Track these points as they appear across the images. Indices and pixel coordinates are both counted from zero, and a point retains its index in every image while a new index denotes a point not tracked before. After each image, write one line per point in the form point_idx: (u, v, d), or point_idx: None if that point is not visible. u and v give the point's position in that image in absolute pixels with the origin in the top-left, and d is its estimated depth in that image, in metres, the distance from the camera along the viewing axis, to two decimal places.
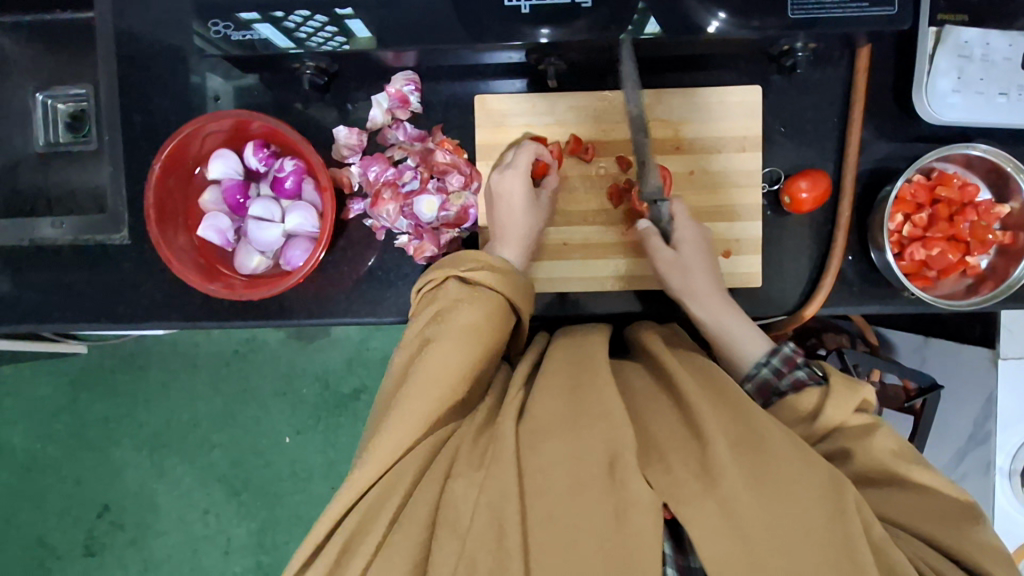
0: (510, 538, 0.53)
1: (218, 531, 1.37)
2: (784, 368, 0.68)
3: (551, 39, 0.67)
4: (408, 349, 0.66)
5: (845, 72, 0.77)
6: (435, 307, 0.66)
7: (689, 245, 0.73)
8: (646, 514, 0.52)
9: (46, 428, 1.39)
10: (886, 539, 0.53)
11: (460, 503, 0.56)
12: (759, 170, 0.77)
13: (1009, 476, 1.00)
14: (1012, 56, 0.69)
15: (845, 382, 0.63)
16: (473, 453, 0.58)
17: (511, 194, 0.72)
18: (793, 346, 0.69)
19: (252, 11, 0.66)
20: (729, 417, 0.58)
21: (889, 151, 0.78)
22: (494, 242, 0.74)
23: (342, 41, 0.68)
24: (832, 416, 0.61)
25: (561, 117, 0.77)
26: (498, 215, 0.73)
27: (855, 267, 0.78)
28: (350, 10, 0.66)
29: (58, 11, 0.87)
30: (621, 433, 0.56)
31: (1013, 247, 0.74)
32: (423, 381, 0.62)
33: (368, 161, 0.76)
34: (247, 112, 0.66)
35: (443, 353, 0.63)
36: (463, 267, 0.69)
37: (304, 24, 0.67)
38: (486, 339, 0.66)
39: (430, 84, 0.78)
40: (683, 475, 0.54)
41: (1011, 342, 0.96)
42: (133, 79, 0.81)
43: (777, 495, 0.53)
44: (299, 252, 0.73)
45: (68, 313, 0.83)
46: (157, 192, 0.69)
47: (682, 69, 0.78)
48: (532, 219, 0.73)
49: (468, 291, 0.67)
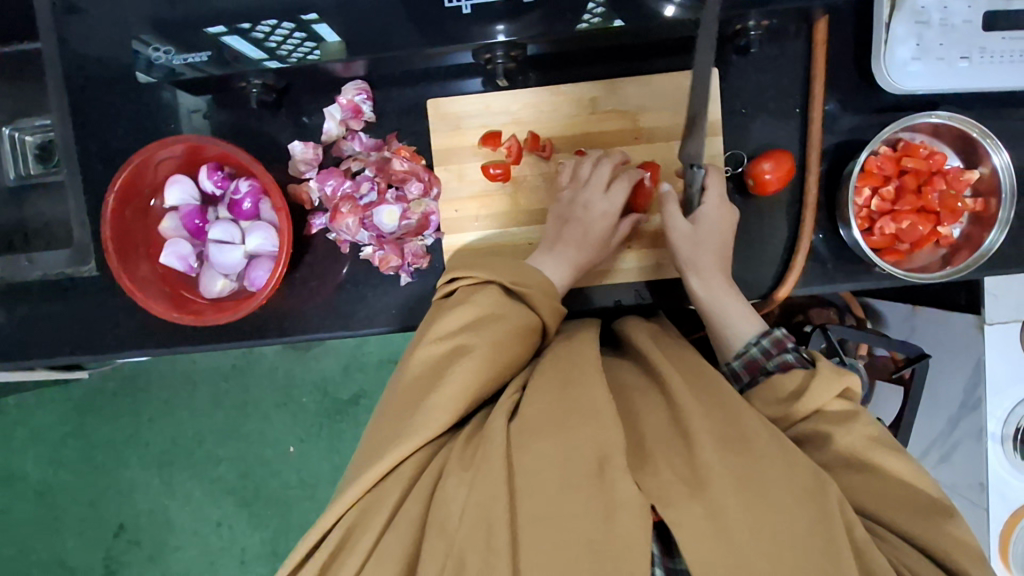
0: (498, 538, 0.51)
1: (232, 542, 1.39)
2: (773, 349, 0.67)
3: (508, 35, 0.66)
4: (437, 352, 0.62)
5: (804, 45, 0.75)
6: (474, 311, 0.64)
7: (707, 220, 0.71)
8: (634, 515, 0.50)
9: (56, 453, 1.41)
10: (866, 537, 0.52)
11: (449, 502, 0.54)
12: (721, 154, 0.75)
13: (1001, 441, 0.95)
14: (972, 18, 0.67)
15: (833, 369, 0.61)
16: (464, 453, 0.57)
17: (592, 220, 0.73)
18: (785, 330, 0.68)
19: (217, 24, 0.65)
20: (717, 419, 0.57)
21: (854, 125, 0.76)
22: (546, 253, 0.73)
23: (312, 46, 0.67)
24: (813, 400, 0.60)
25: (517, 114, 0.76)
26: (569, 232, 0.73)
27: (827, 244, 0.77)
28: (314, 14, 0.64)
29: (14, 43, 0.86)
30: (611, 434, 0.54)
31: (986, 213, 0.73)
32: (453, 391, 0.59)
33: (324, 175, 0.76)
34: (195, 137, 0.66)
35: (474, 366, 0.60)
36: (511, 277, 0.67)
37: (272, 33, 0.66)
38: (498, 357, 0.62)
39: (383, 91, 0.77)
40: (670, 477, 0.53)
41: (998, 307, 0.91)
42: (93, 108, 0.80)
43: (763, 497, 0.52)
44: (262, 272, 0.73)
45: (52, 345, 0.84)
46: (114, 225, 0.70)
47: (642, 56, 0.76)
48: (598, 250, 0.74)
49: (507, 302, 0.66)
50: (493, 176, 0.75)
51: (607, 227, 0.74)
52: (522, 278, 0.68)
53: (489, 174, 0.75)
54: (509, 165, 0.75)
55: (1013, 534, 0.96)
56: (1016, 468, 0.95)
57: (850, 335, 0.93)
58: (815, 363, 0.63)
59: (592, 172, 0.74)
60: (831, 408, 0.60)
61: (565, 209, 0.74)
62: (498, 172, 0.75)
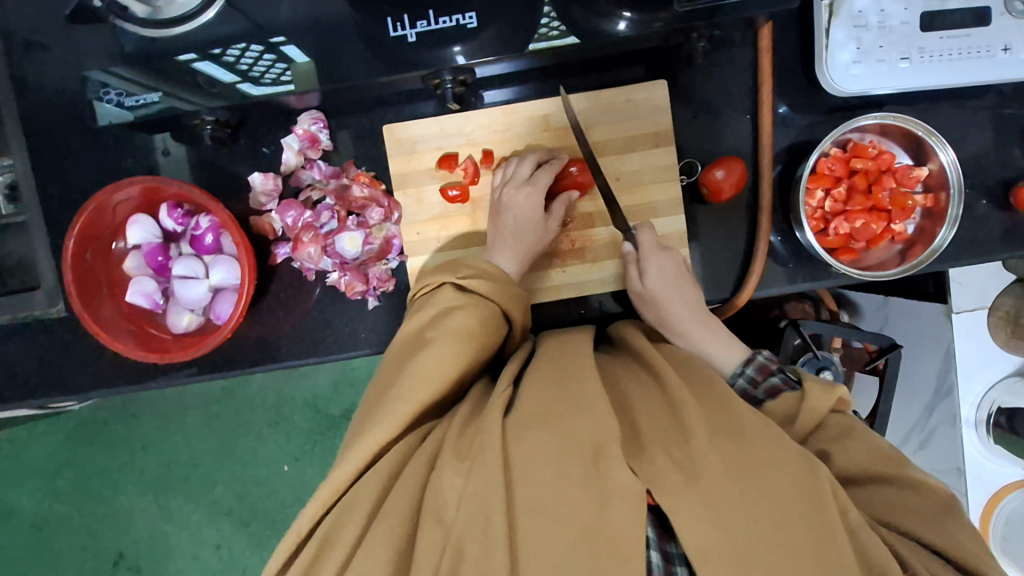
0: (495, 527, 0.50)
1: (233, 563, 1.39)
2: (758, 376, 0.69)
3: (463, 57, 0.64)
4: (403, 348, 0.65)
5: (750, 53, 0.77)
6: (431, 311, 0.66)
7: (656, 272, 0.72)
8: (629, 500, 0.51)
9: (50, 486, 1.40)
10: (861, 522, 0.53)
11: (444, 495, 0.53)
12: (674, 163, 0.77)
13: (975, 426, 0.96)
14: (909, 19, 0.68)
15: (820, 385, 0.63)
16: (459, 444, 0.56)
17: (522, 207, 0.73)
18: (767, 353, 0.70)
19: (188, 52, 0.64)
20: (709, 408, 0.57)
21: (804, 125, 0.78)
22: (491, 248, 0.74)
23: (284, 68, 0.65)
24: (810, 417, 0.62)
25: (471, 135, 0.78)
26: (502, 225, 0.74)
27: (785, 245, 0.78)
28: (281, 36, 0.63)
29: None
30: (606, 423, 0.55)
31: (937, 208, 0.74)
32: (416, 382, 0.61)
33: (285, 206, 0.78)
34: (153, 180, 0.68)
35: (436, 357, 0.62)
36: (462, 275, 0.69)
37: (243, 55, 0.65)
38: (481, 341, 0.66)
39: (340, 119, 0.79)
40: (665, 464, 0.53)
41: (963, 295, 0.92)
42: (54, 151, 0.81)
43: (757, 487, 0.51)
44: (227, 304, 0.76)
45: (28, 385, 0.84)
46: (76, 268, 0.71)
47: (604, 67, 0.78)
48: (539, 239, 0.75)
49: (464, 298, 0.67)
50: (456, 198, 0.77)
51: (541, 212, 0.74)
52: (478, 275, 0.70)
53: (449, 194, 0.77)
54: (468, 185, 0.77)
55: (997, 509, 0.97)
56: (991, 451, 0.96)
57: (821, 329, 0.91)
58: (802, 383, 0.65)
59: (521, 167, 0.75)
60: (828, 424, 0.63)
61: (498, 203, 0.75)
62: (457, 194, 0.77)
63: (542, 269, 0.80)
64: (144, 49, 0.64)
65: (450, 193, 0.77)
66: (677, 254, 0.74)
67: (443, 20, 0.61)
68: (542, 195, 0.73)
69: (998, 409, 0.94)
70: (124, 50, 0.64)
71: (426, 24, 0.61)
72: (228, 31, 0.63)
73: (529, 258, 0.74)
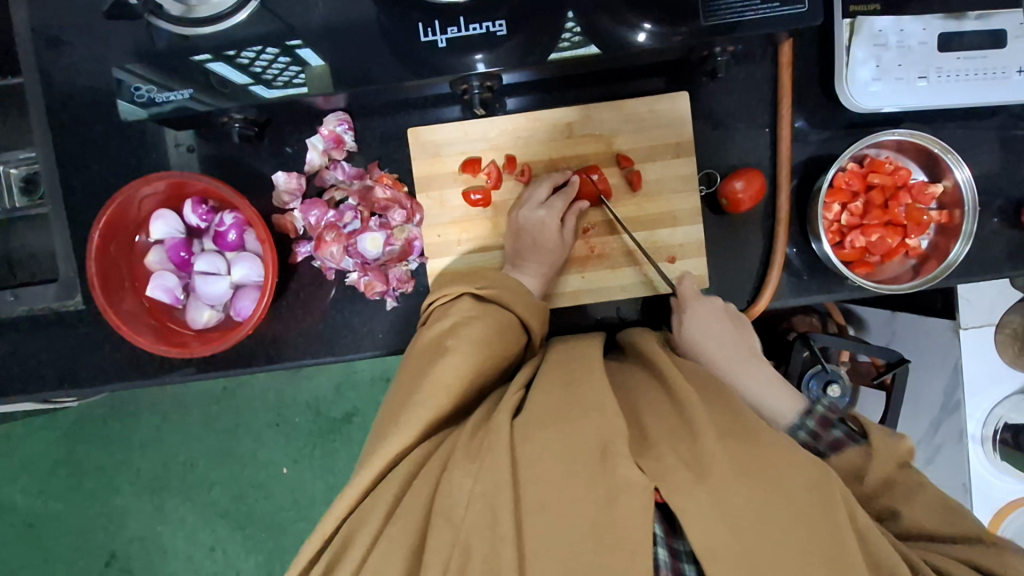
0: (503, 525, 0.51)
1: (227, 565, 1.38)
2: (819, 429, 0.66)
3: (486, 64, 0.65)
4: (421, 354, 0.65)
5: (770, 68, 0.78)
6: (448, 320, 0.67)
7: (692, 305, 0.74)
8: (636, 496, 0.50)
9: (45, 483, 1.39)
10: (869, 524, 0.53)
11: (454, 494, 0.53)
12: (693, 173, 0.78)
13: (981, 442, 0.96)
14: (927, 40, 0.70)
15: (885, 434, 0.62)
16: (469, 448, 0.56)
17: (539, 230, 0.75)
18: (827, 404, 0.67)
19: (203, 52, 0.65)
20: (717, 409, 0.58)
21: (821, 140, 0.79)
22: (513, 265, 0.77)
23: (296, 70, 0.65)
24: (881, 472, 0.61)
25: (495, 141, 0.79)
26: (522, 244, 0.76)
27: (799, 257, 0.79)
28: (297, 39, 0.64)
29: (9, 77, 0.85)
30: (613, 423, 0.55)
31: (950, 224, 0.76)
32: (434, 388, 0.62)
33: (308, 205, 0.79)
34: (178, 175, 0.68)
35: (454, 364, 0.63)
36: (479, 285, 0.71)
37: (257, 58, 0.65)
38: (500, 347, 0.66)
39: (364, 121, 0.80)
40: (673, 461, 0.53)
41: (971, 311, 0.93)
42: (77, 144, 0.82)
43: (764, 485, 0.51)
44: (248, 301, 0.76)
45: (37, 377, 0.84)
46: (100, 261, 0.72)
47: (627, 78, 0.79)
48: (558, 253, 0.77)
49: (481, 308, 0.68)
50: (478, 203, 0.79)
51: (556, 231, 0.75)
52: (492, 286, 0.72)
53: (472, 199, 0.78)
54: (491, 190, 0.79)
55: (1005, 522, 0.97)
56: (996, 467, 0.97)
57: (834, 342, 0.91)
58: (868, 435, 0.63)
59: (534, 190, 0.77)
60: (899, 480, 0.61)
61: (516, 225, 0.77)
62: (479, 198, 0.78)
63: (560, 276, 0.81)
64: (177, 48, 0.65)
65: (473, 197, 0.78)
66: (718, 302, 0.75)
67: (474, 27, 0.62)
68: (558, 219, 0.75)
69: (1004, 425, 0.95)
70: (154, 46, 0.65)
71: (456, 30, 0.63)
72: (258, 32, 0.64)
73: (549, 269, 0.77)
